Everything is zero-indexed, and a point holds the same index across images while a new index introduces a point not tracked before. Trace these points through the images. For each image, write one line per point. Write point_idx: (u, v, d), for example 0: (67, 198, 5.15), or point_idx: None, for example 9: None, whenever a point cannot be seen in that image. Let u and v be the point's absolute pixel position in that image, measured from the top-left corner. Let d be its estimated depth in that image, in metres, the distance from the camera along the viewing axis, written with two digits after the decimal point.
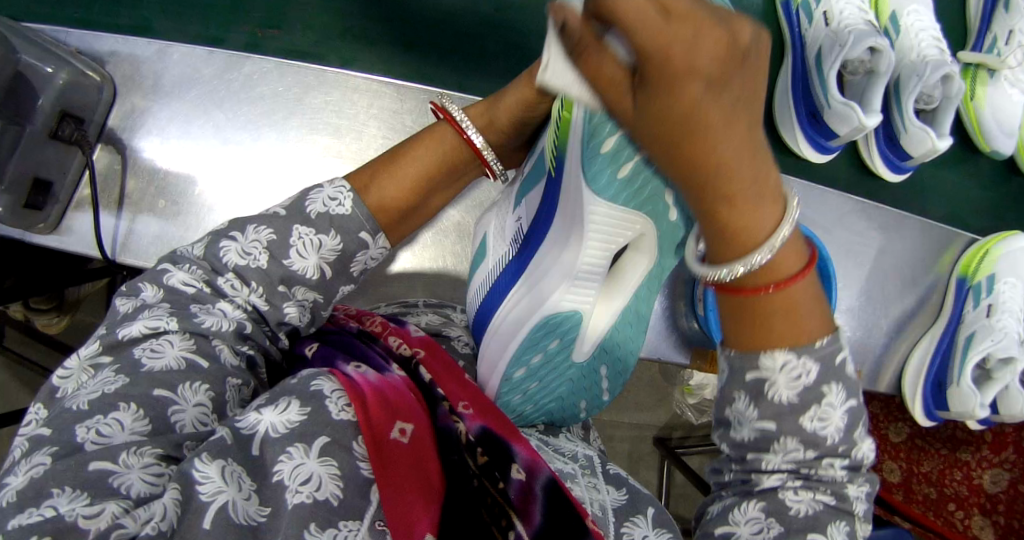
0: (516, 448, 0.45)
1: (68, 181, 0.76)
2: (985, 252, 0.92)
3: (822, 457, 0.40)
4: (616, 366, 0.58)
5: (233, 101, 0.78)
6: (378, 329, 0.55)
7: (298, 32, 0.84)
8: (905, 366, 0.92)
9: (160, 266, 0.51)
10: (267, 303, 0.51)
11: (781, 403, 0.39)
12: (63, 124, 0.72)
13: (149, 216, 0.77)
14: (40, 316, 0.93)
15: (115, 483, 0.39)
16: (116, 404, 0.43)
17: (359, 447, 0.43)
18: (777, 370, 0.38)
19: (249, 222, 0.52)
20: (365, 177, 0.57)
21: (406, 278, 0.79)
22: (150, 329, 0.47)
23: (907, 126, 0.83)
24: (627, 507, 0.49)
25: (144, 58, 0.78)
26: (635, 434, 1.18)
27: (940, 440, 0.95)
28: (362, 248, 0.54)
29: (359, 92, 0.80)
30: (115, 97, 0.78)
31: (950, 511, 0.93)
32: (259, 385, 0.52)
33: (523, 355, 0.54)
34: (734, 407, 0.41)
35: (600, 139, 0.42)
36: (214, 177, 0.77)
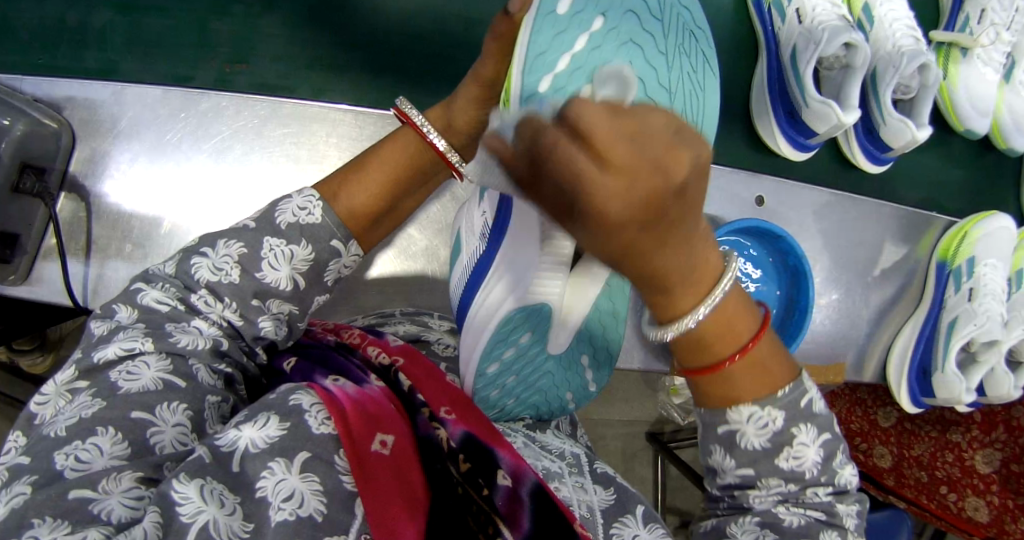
0: (500, 454, 0.44)
1: (33, 232, 0.75)
2: (963, 235, 0.95)
3: (807, 487, 0.48)
4: (598, 357, 0.61)
5: (192, 138, 0.79)
6: (355, 341, 0.56)
7: (266, 64, 0.84)
8: (889, 354, 0.95)
9: (133, 286, 0.52)
10: (241, 319, 0.51)
11: (753, 450, 0.47)
12: (24, 177, 0.72)
13: (118, 260, 0.77)
14: (25, 356, 0.94)
15: (94, 510, 0.39)
16: (94, 429, 0.43)
17: (341, 460, 0.42)
18: (744, 421, 0.47)
19: (218, 237, 0.52)
20: (332, 184, 0.57)
21: (382, 285, 0.79)
22: (125, 352, 0.47)
23: (885, 117, 0.84)
24: (614, 508, 0.50)
25: (101, 101, 0.78)
26: (627, 431, 1.20)
27: (929, 423, 1.00)
28: (334, 257, 0.54)
29: (317, 122, 0.80)
30: (75, 142, 0.78)
31: (942, 493, 0.97)
32: (237, 401, 0.52)
33: (494, 351, 0.55)
34: (716, 457, 0.49)
35: None
36: (184, 210, 0.78)
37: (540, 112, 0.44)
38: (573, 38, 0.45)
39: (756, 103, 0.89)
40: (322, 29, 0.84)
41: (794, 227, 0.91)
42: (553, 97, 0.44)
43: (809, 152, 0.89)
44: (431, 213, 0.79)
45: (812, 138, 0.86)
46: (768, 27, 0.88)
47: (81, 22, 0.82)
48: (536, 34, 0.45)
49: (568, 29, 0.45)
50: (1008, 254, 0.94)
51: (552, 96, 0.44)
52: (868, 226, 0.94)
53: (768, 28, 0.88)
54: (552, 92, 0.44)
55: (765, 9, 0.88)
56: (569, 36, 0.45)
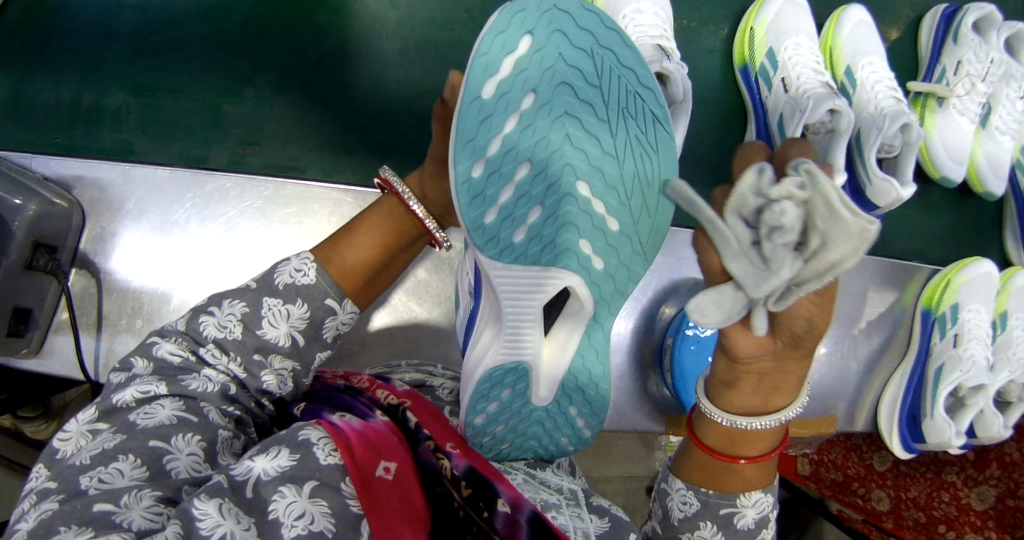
0: (500, 487, 0.47)
1: (45, 307, 0.79)
2: (946, 283, 1.01)
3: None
4: (586, 405, 0.60)
5: (199, 216, 0.84)
6: (365, 385, 0.59)
7: (277, 146, 0.89)
8: (880, 400, 1.02)
9: (149, 340, 0.55)
10: (245, 372, 0.54)
11: (743, 528, 0.56)
12: (36, 255, 0.76)
13: (127, 335, 0.81)
14: (29, 424, 0.93)
15: (117, 519, 0.41)
16: (116, 456, 0.45)
17: (348, 486, 0.44)
18: (750, 505, 0.56)
19: (224, 296, 0.56)
20: (326, 248, 0.61)
21: (382, 339, 0.82)
22: (141, 395, 0.50)
23: (871, 176, 0.89)
24: (608, 533, 0.52)
25: (110, 180, 0.83)
26: (628, 486, 1.20)
27: (924, 465, 1.03)
28: (329, 315, 0.58)
29: (319, 203, 0.85)
30: (84, 220, 0.82)
31: (940, 532, 0.95)
32: (249, 441, 0.54)
33: (478, 404, 0.58)
34: (700, 533, 0.57)
35: (482, 212, 0.51)
36: (187, 282, 0.82)
37: (473, 195, 0.50)
38: (502, 121, 0.50)
39: None
40: (332, 112, 0.89)
41: None
42: (485, 179, 0.50)
43: None
44: (419, 279, 0.83)
45: None
46: (756, 95, 0.97)
47: (97, 105, 0.88)
48: (464, 120, 0.49)
49: (496, 112, 0.50)
50: (991, 299, 1.00)
51: (483, 180, 0.50)
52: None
53: (756, 97, 0.97)
54: (484, 171, 0.50)
55: (752, 78, 0.97)
56: (496, 121, 0.50)
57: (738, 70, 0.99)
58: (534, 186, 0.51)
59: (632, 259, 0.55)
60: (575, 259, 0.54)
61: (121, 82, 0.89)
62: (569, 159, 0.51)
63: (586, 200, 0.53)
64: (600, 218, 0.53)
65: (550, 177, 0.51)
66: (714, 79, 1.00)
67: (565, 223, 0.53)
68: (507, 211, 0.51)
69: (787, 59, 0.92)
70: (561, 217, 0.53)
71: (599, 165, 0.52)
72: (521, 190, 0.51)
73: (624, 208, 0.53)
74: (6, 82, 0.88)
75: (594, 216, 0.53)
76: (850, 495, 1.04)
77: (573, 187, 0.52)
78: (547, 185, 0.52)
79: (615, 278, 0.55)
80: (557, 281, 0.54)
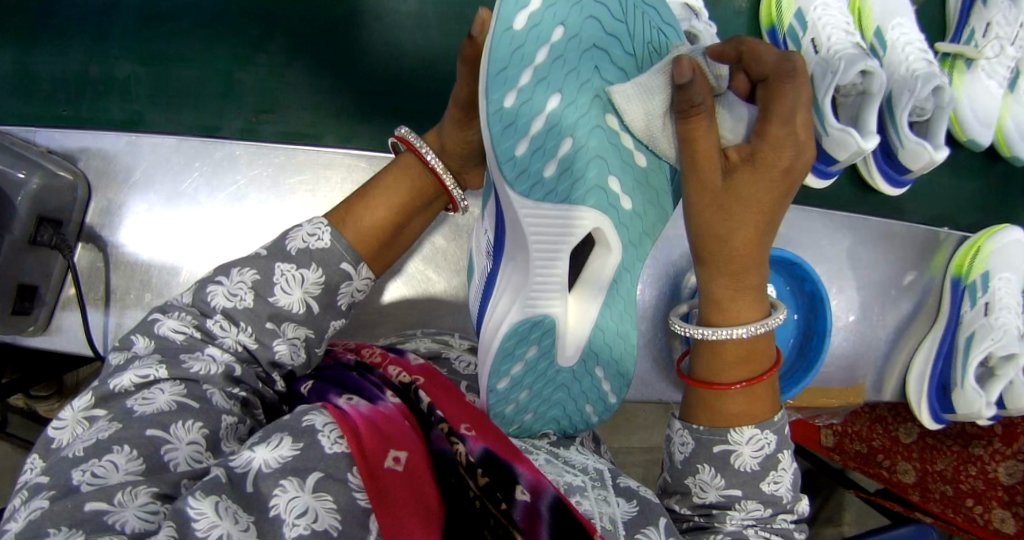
0: (519, 469, 0.44)
1: (51, 283, 0.77)
2: (976, 250, 0.95)
3: (777, 514, 0.55)
4: (616, 366, 0.58)
5: (206, 187, 0.81)
6: (378, 359, 0.57)
7: (294, 114, 0.86)
8: (908, 373, 0.97)
9: (150, 317, 0.53)
10: (256, 342, 0.52)
11: (745, 471, 0.53)
12: (41, 230, 0.74)
13: (136, 309, 0.79)
14: (41, 402, 0.96)
15: (109, 521, 0.39)
16: (110, 447, 0.43)
17: (354, 478, 0.42)
18: (744, 442, 0.53)
19: (232, 266, 0.53)
20: (341, 212, 0.59)
21: (397, 310, 0.80)
22: (141, 379, 0.48)
23: (904, 141, 0.85)
24: (637, 520, 0.49)
25: (116, 151, 0.81)
26: (648, 457, 1.19)
27: (950, 438, 0.98)
28: (345, 279, 0.55)
29: (332, 169, 0.82)
30: (90, 192, 0.80)
31: (968, 506, 0.94)
32: (255, 424, 0.53)
33: (503, 367, 0.55)
34: (700, 478, 0.54)
35: (514, 145, 0.47)
36: (197, 254, 0.80)
37: (506, 124, 0.47)
38: (534, 51, 0.47)
39: None
40: (349, 77, 0.86)
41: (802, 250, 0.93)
42: (517, 109, 0.47)
43: (830, 178, 0.90)
44: (436, 246, 0.80)
45: (832, 167, 0.85)
46: None
47: (105, 75, 0.85)
48: (495, 49, 0.46)
49: (527, 43, 0.47)
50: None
51: (516, 109, 0.47)
52: (870, 248, 0.95)
53: None
54: (516, 103, 0.47)
55: (781, 39, 0.91)
56: (528, 51, 0.47)
57: (767, 31, 0.93)
58: (566, 118, 0.48)
59: (660, 193, 0.54)
60: (605, 198, 0.50)
61: (128, 50, 0.85)
62: (598, 90, 0.49)
63: (615, 132, 0.50)
64: (628, 151, 0.51)
65: (580, 109, 0.49)
66: (742, 39, 0.95)
67: (596, 156, 0.50)
68: (540, 142, 0.48)
69: (816, 18, 0.86)
70: (591, 150, 0.50)
71: None
72: (551, 119, 0.48)
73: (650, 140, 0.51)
74: (10, 54, 0.85)
75: (624, 149, 0.51)
76: (874, 466, 1.03)
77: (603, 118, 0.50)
78: (577, 116, 0.49)
79: (644, 218, 0.53)
80: (590, 214, 0.49)
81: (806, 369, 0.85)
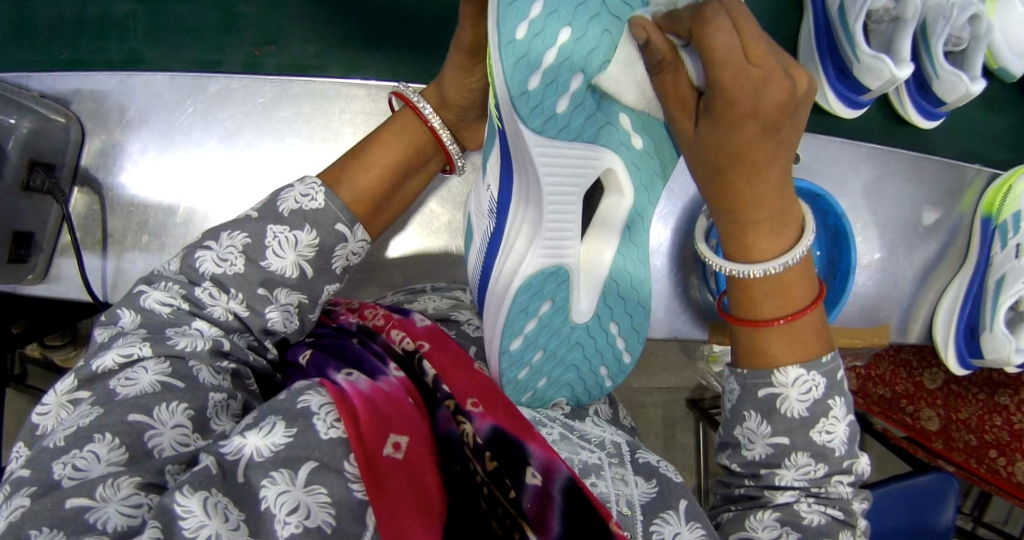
0: (531, 448, 0.43)
1: (48, 229, 0.75)
2: (1008, 188, 0.87)
3: (831, 474, 0.51)
4: (628, 321, 0.56)
5: (202, 125, 0.77)
6: (380, 322, 0.55)
7: (298, 45, 0.81)
8: (935, 315, 0.91)
9: (136, 289, 0.51)
10: (247, 309, 0.51)
11: (793, 418, 0.50)
12: (33, 173, 0.71)
13: (135, 252, 0.77)
14: (56, 352, 0.96)
15: (90, 519, 0.37)
16: (91, 436, 0.41)
17: (351, 467, 0.40)
18: (790, 384, 0.50)
19: (222, 230, 0.52)
20: (336, 172, 0.57)
21: (408, 254, 0.77)
22: (124, 358, 0.46)
23: (938, 72, 0.81)
24: (656, 502, 0.47)
25: (108, 91, 0.77)
26: (667, 398, 1.18)
27: (976, 385, 0.92)
28: (340, 241, 0.54)
29: (331, 100, 0.78)
30: (84, 136, 0.77)
31: (992, 457, 0.89)
32: (250, 397, 0.51)
33: (515, 325, 0.52)
34: (746, 426, 0.52)
35: (526, 79, 0.41)
36: (204, 196, 0.77)
37: (520, 56, 0.40)
38: None
39: (806, 61, 0.86)
40: (354, 3, 0.80)
41: (828, 182, 0.88)
42: (530, 42, 0.40)
43: (863, 108, 0.87)
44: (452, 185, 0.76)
45: (863, 94, 0.83)
46: None
47: (102, 14, 0.80)
48: None
49: None
50: None
51: (527, 42, 0.40)
52: (902, 187, 0.90)
53: None
54: (527, 31, 0.40)
55: None
56: None
57: None
58: (578, 53, 0.42)
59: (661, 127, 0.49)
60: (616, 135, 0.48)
61: None
62: (607, 25, 0.42)
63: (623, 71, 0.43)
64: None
65: (590, 44, 0.42)
66: None
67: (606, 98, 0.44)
68: (552, 76, 0.42)
69: None
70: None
71: (634, 32, 0.43)
72: (564, 54, 0.42)
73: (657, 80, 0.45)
74: None
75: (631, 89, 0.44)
76: (899, 412, 1.00)
77: (610, 57, 0.43)
78: (589, 50, 0.42)
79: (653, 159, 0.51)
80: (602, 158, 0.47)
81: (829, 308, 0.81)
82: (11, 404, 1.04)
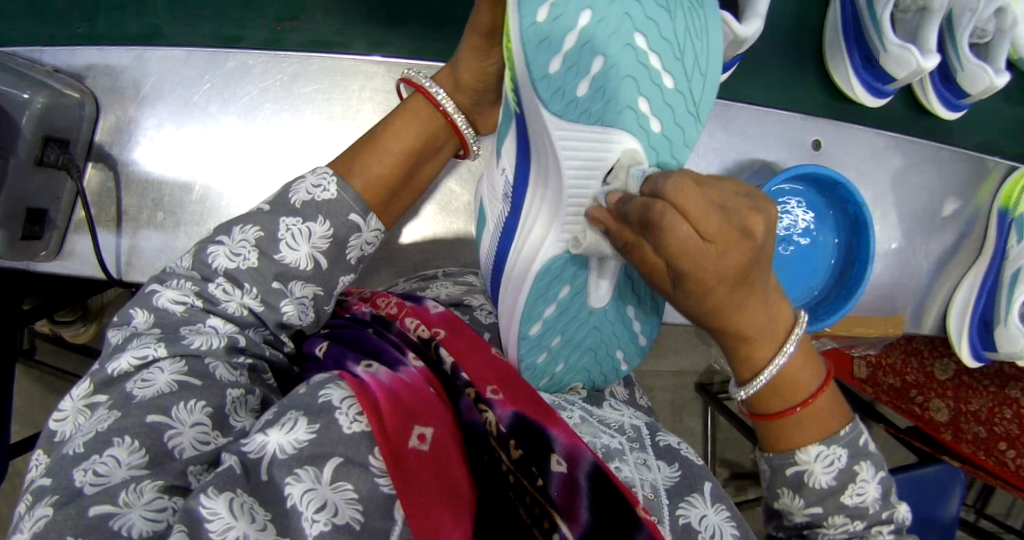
0: (553, 433, 0.44)
1: (62, 206, 0.74)
2: None
3: (872, 526, 0.49)
4: (645, 307, 0.54)
5: (218, 101, 0.76)
6: (394, 311, 0.54)
7: (319, 21, 0.79)
8: (951, 301, 0.89)
9: (148, 288, 0.51)
10: (262, 304, 0.50)
11: (821, 488, 0.49)
12: (47, 149, 0.70)
13: (150, 229, 0.76)
14: (67, 327, 0.97)
15: (115, 526, 0.38)
16: (111, 440, 0.41)
17: (376, 462, 0.41)
18: (813, 460, 0.49)
19: (233, 224, 0.51)
20: (348, 161, 0.56)
21: (425, 235, 0.76)
22: (139, 360, 0.46)
23: (963, 62, 0.79)
24: (679, 487, 0.47)
25: (123, 66, 0.76)
26: (676, 382, 1.18)
27: (987, 377, 0.89)
28: (354, 232, 0.53)
29: (349, 76, 0.77)
30: (98, 112, 0.76)
31: (1001, 450, 0.87)
32: (267, 392, 0.51)
33: (534, 309, 0.51)
34: (784, 500, 0.51)
35: (547, 60, 0.43)
36: (220, 174, 0.76)
37: (540, 39, 0.42)
38: None
39: (830, 49, 0.84)
40: None
41: (850, 170, 0.86)
42: (551, 24, 0.42)
43: (886, 98, 0.85)
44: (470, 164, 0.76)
45: (888, 84, 0.82)
46: None
47: None
48: None
49: None
50: None
51: (549, 24, 0.42)
52: (927, 181, 0.88)
53: None
54: (548, 17, 0.42)
55: None
56: None
57: None
58: (598, 35, 0.43)
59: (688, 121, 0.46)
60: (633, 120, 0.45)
61: None
62: (627, 8, 0.43)
63: (643, 52, 0.44)
64: (655, 71, 0.44)
65: (611, 26, 0.43)
66: None
67: (624, 77, 0.44)
68: (573, 60, 0.43)
69: None
70: (623, 68, 0.44)
71: (654, 14, 0.44)
72: (583, 36, 0.43)
73: (678, 64, 0.45)
74: None
75: (650, 70, 0.44)
76: (907, 402, 0.98)
77: (631, 38, 0.44)
78: (609, 32, 0.43)
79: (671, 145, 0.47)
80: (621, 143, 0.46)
81: (846, 297, 0.79)
82: (22, 378, 1.05)
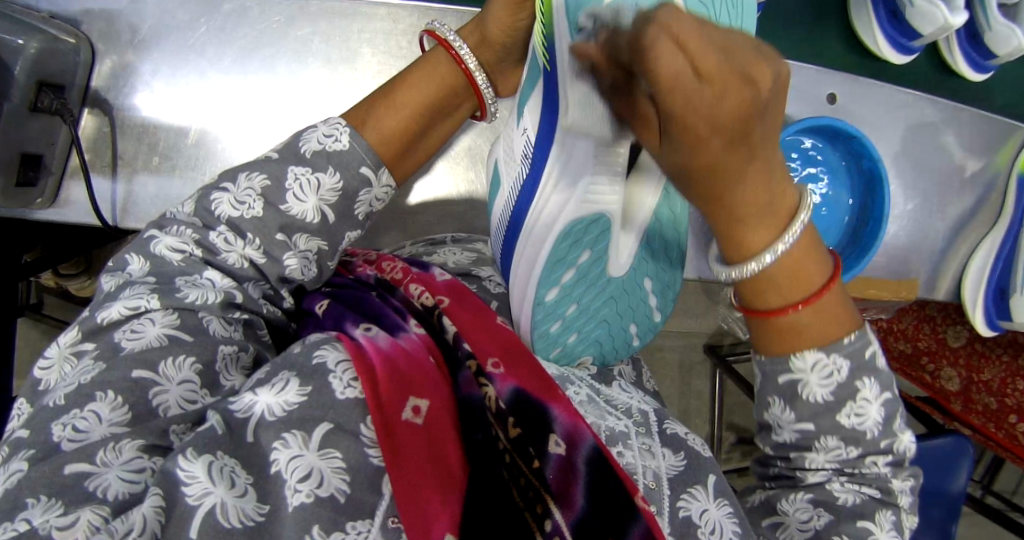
0: (552, 413, 0.43)
1: (57, 152, 0.72)
2: None
3: (865, 455, 0.49)
4: (661, 279, 0.54)
5: (216, 44, 0.73)
6: (399, 276, 0.53)
7: None
8: (965, 269, 0.85)
9: (146, 234, 0.49)
10: (264, 256, 0.49)
11: (815, 403, 0.47)
12: (41, 95, 0.68)
13: (146, 174, 0.74)
14: (72, 281, 0.96)
15: (90, 487, 0.37)
16: (93, 394, 0.40)
17: (367, 430, 0.40)
18: (809, 369, 0.47)
19: (239, 170, 0.50)
20: (361, 112, 0.54)
21: (432, 187, 0.74)
22: (131, 310, 0.44)
23: (992, 22, 0.75)
24: (684, 475, 0.46)
25: (118, 10, 0.73)
26: (685, 342, 1.17)
27: (1001, 345, 0.87)
28: (364, 186, 0.52)
29: (350, 19, 0.74)
30: (95, 58, 0.73)
31: (1012, 422, 0.86)
32: (261, 347, 0.50)
33: (552, 273, 0.49)
34: (771, 412, 0.50)
35: None
36: (222, 120, 0.74)
37: None
38: None
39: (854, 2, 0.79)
40: None
41: (871, 130, 0.82)
42: None
43: (910, 53, 0.80)
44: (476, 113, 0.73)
45: (915, 40, 0.77)
46: None
47: None
48: None
49: None
50: None
51: None
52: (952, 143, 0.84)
53: None
54: None
55: None
56: None
57: None
58: None
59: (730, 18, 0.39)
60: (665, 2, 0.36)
61: None
62: None
63: None
64: None
65: None
66: None
67: None
68: None
69: None
70: None
71: None
72: None
73: None
74: None
75: None
76: (917, 370, 0.95)
77: None
78: None
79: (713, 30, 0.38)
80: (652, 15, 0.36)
81: (857, 256, 0.75)
82: (26, 332, 1.05)
